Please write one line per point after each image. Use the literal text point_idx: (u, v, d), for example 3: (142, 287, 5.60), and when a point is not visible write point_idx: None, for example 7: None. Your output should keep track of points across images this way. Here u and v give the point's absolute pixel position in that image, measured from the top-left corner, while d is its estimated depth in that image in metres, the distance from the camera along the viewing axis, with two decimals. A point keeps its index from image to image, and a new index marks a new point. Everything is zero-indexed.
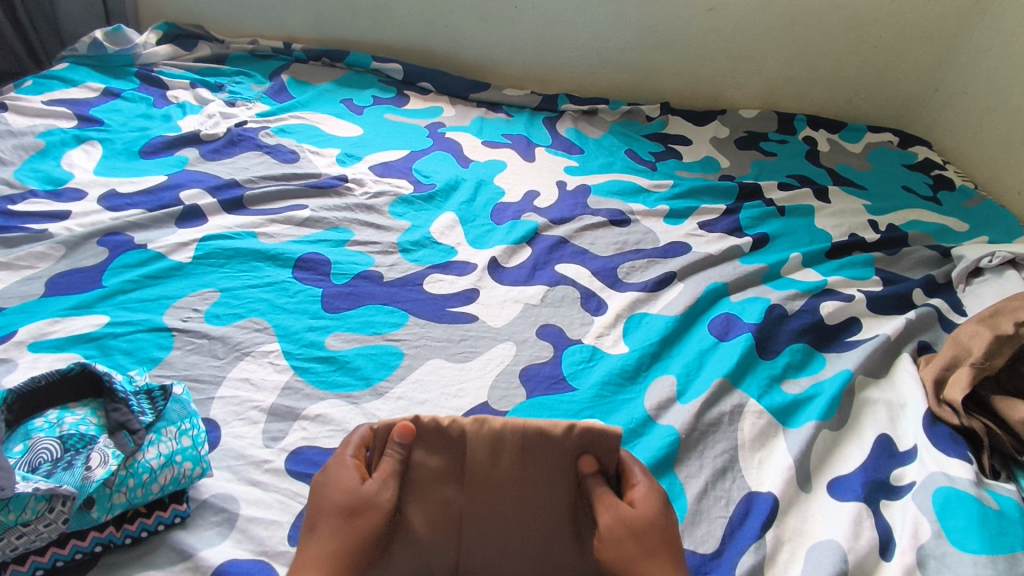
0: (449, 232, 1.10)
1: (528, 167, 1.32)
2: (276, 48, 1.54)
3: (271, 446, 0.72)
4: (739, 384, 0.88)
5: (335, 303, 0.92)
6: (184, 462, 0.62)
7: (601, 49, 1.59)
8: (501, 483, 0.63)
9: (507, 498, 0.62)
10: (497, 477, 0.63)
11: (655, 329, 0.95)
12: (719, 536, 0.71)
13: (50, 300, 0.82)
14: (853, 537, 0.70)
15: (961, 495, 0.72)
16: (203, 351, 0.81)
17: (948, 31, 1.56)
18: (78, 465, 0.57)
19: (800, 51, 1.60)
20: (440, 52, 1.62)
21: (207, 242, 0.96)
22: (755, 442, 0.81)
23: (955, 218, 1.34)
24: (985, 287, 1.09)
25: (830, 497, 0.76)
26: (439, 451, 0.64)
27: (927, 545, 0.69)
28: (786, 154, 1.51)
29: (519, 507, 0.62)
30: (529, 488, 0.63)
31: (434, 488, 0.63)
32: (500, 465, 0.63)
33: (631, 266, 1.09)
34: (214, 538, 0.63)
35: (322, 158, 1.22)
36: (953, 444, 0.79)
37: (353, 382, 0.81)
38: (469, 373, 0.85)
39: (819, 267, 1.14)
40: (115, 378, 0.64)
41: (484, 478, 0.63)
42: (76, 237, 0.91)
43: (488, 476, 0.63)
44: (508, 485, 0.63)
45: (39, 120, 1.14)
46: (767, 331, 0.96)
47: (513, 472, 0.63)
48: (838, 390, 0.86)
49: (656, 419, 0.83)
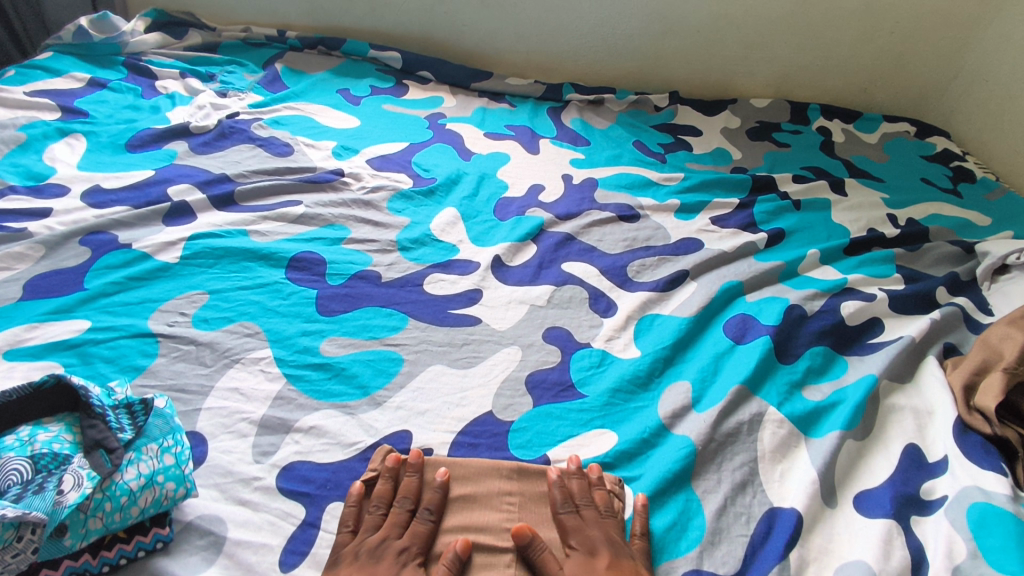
0: (450, 228, 1.05)
1: (532, 160, 1.27)
2: (269, 36, 1.48)
3: (261, 462, 0.67)
4: (758, 391, 0.83)
5: (330, 305, 0.87)
6: (166, 483, 0.58)
7: (607, 36, 1.53)
8: (556, 501, 0.65)
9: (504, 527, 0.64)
10: (486, 511, 0.65)
11: (668, 332, 0.90)
12: (740, 556, 0.66)
13: (29, 304, 0.78)
14: (883, 559, 0.65)
15: (998, 512, 0.67)
16: (190, 358, 0.76)
17: (969, 16, 1.49)
18: (49, 488, 0.53)
19: (814, 39, 1.53)
20: (440, 40, 1.57)
21: (196, 241, 0.91)
22: (776, 453, 0.77)
23: (976, 212, 1.29)
24: (1013, 285, 1.03)
25: (857, 513, 0.71)
26: (389, 490, 0.65)
27: (963, 567, 0.64)
28: (800, 145, 1.46)
29: (572, 525, 0.63)
30: (586, 513, 0.65)
31: (393, 522, 0.62)
32: (491, 498, 0.66)
33: (641, 264, 1.04)
34: (199, 564, 0.58)
35: (317, 152, 1.17)
36: (985, 455, 0.74)
37: (349, 391, 0.77)
38: (472, 380, 0.80)
39: (838, 264, 1.09)
40: (92, 391, 0.60)
41: (471, 511, 0.65)
42: (57, 236, 0.86)
43: (483, 508, 0.65)
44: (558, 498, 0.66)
45: (20, 112, 1.09)
46: (786, 333, 0.91)
47: (564, 495, 0.66)
48: (863, 397, 0.82)
49: (670, 428, 0.78)
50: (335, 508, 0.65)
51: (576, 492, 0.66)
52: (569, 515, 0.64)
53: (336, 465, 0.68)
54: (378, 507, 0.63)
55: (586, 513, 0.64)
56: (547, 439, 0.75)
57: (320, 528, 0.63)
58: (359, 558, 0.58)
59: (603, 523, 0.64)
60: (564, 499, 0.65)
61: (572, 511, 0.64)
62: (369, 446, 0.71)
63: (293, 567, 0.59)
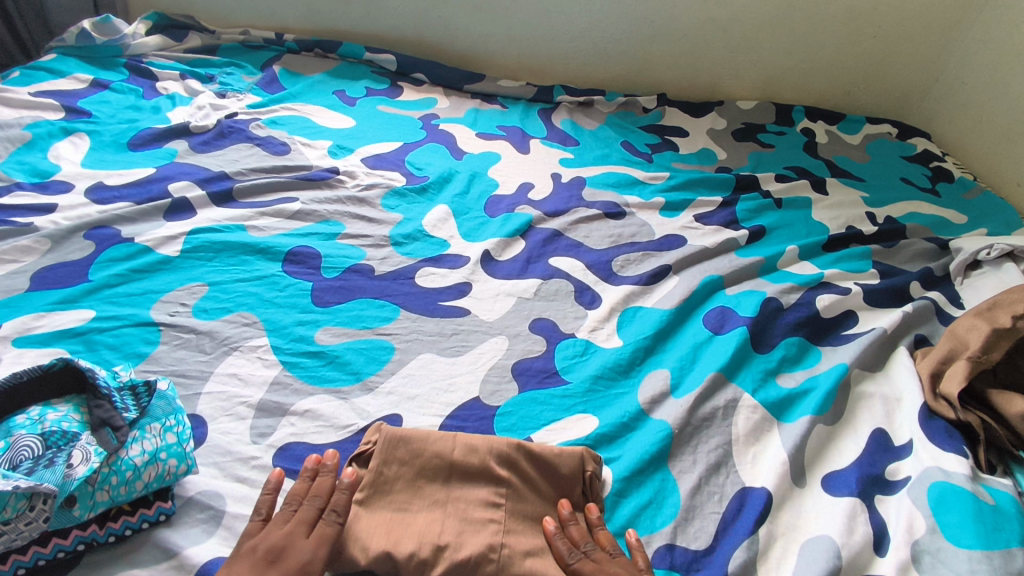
0: (442, 224, 1.09)
1: (522, 159, 1.31)
2: (267, 38, 1.52)
3: (259, 442, 0.71)
4: (734, 378, 0.87)
5: (325, 297, 0.91)
6: (169, 460, 0.62)
7: (597, 40, 1.57)
8: (562, 554, 0.62)
9: (493, 503, 0.64)
10: (476, 486, 0.66)
11: (649, 323, 0.94)
12: (712, 532, 0.70)
13: (36, 294, 0.81)
14: (846, 533, 0.69)
15: (956, 490, 0.71)
16: (190, 346, 0.80)
17: (949, 20, 1.53)
18: (59, 462, 0.56)
19: (798, 42, 1.58)
20: (434, 43, 1.61)
21: (196, 236, 0.95)
22: (749, 437, 0.81)
23: (953, 211, 1.33)
24: (983, 280, 1.08)
25: (824, 492, 0.75)
26: (304, 489, 0.64)
27: (922, 541, 0.68)
28: (784, 145, 1.50)
29: (589, 569, 0.60)
30: (597, 555, 0.62)
31: (301, 519, 0.60)
32: (482, 472, 0.67)
33: (626, 259, 1.08)
34: (200, 535, 0.62)
35: (313, 151, 1.20)
36: (949, 438, 0.78)
37: (343, 377, 0.80)
38: (460, 368, 0.84)
39: (816, 259, 1.13)
40: (98, 373, 0.63)
41: (462, 485, 0.66)
42: (63, 230, 0.90)
43: (472, 483, 0.66)
44: (562, 552, 0.62)
45: (26, 112, 1.12)
46: (763, 325, 0.95)
47: (569, 544, 0.63)
48: (833, 385, 0.85)
49: (649, 413, 0.82)
50: None
51: (579, 540, 0.64)
52: (580, 564, 0.61)
53: (330, 445, 0.72)
54: (291, 503, 0.62)
55: (596, 556, 0.61)
56: (531, 423, 0.79)
57: None
58: (256, 553, 0.56)
59: (617, 562, 0.61)
60: (570, 548, 0.62)
61: (583, 557, 0.61)
62: (361, 428, 0.74)
63: None
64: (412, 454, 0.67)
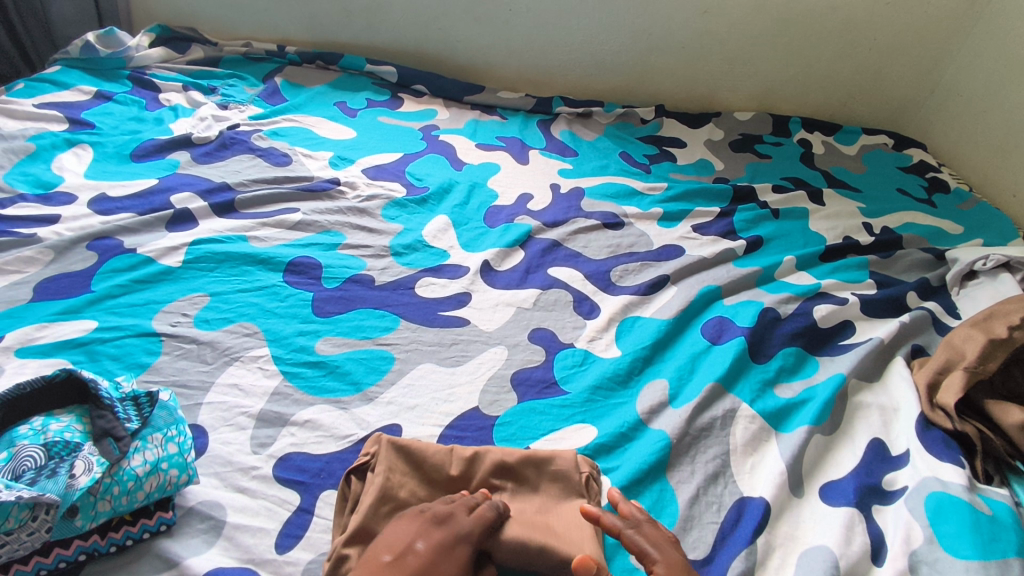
0: (442, 235, 1.10)
1: (522, 170, 1.32)
2: (269, 51, 1.54)
3: (259, 452, 0.71)
4: (731, 388, 0.88)
5: (326, 307, 0.91)
6: (170, 470, 0.62)
7: (595, 52, 1.59)
8: (616, 524, 0.63)
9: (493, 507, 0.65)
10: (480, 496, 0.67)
11: (647, 333, 0.95)
12: (710, 542, 0.70)
13: (38, 305, 0.82)
14: (844, 543, 0.69)
15: (954, 501, 0.71)
16: (191, 356, 0.80)
17: (943, 34, 1.55)
18: (61, 473, 0.56)
19: (795, 54, 1.59)
20: (435, 55, 1.62)
21: (197, 246, 0.95)
22: (747, 446, 0.81)
23: (949, 221, 1.34)
24: (979, 290, 1.08)
25: (822, 502, 0.75)
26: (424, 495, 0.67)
27: (919, 551, 0.68)
28: (781, 156, 1.51)
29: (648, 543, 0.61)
30: (648, 530, 0.62)
31: (465, 505, 0.61)
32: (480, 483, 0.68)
33: (624, 269, 1.08)
34: (200, 545, 0.62)
35: (314, 161, 1.22)
36: (946, 448, 0.79)
37: (343, 387, 0.81)
38: (460, 377, 0.85)
39: (813, 269, 1.14)
40: (101, 384, 0.64)
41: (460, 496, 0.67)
42: (66, 241, 0.90)
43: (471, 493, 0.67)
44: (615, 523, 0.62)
45: (30, 124, 1.13)
46: (760, 335, 0.96)
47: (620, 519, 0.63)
48: (831, 395, 0.86)
49: (648, 423, 0.82)
50: (328, 495, 0.69)
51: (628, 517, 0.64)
52: (638, 536, 0.61)
53: (329, 455, 0.72)
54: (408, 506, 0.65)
55: (650, 531, 0.62)
56: (530, 433, 0.79)
57: (313, 513, 0.67)
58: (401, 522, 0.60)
59: (670, 542, 0.62)
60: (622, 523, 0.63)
61: (636, 528, 0.62)
62: (360, 438, 0.75)
63: (288, 549, 0.63)
64: (412, 466, 0.68)
